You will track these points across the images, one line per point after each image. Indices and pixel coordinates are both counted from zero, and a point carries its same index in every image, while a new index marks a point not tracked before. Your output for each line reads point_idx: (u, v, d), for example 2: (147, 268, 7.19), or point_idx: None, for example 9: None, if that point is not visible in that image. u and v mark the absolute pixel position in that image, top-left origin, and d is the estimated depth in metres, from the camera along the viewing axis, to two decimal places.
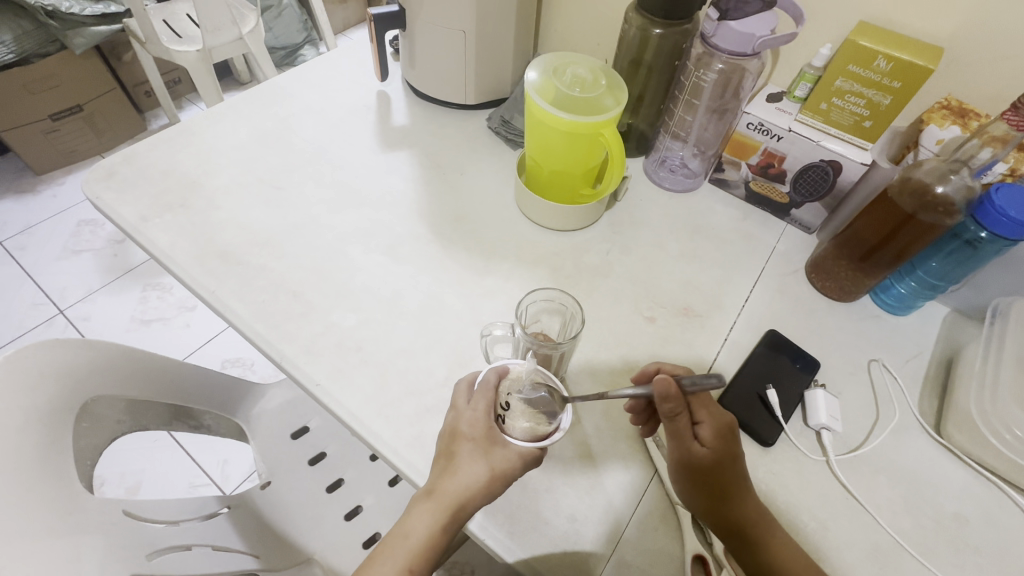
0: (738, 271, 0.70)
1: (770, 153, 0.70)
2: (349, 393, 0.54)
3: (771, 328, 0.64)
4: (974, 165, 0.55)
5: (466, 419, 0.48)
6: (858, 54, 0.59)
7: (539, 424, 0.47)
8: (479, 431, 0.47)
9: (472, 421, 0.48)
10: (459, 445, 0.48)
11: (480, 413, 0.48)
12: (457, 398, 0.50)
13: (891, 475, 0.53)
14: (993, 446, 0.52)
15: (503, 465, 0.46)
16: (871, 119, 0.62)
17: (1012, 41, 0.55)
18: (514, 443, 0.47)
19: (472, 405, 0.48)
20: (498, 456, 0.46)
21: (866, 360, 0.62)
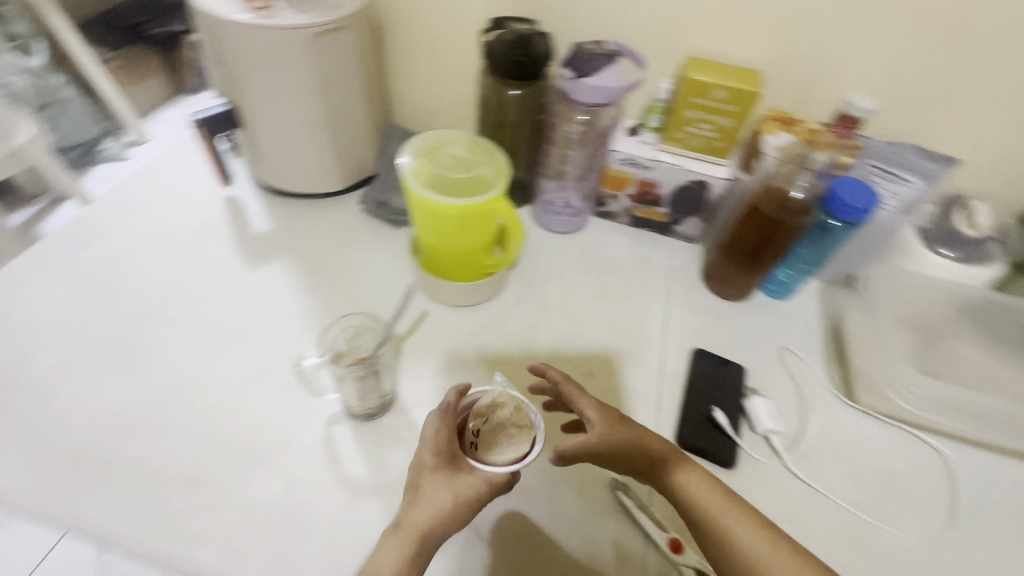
0: (649, 300, 0.73)
1: (644, 182, 0.74)
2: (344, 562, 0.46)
3: (696, 347, 0.67)
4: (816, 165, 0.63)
5: (415, 450, 0.47)
6: (698, 87, 0.65)
7: (518, 448, 0.46)
8: (435, 460, 0.46)
9: (425, 448, 0.46)
10: (420, 476, 0.46)
11: (423, 441, 0.47)
12: (423, 429, 0.48)
13: (832, 454, 0.59)
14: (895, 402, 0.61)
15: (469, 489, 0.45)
16: (721, 139, 0.68)
17: (808, 58, 0.65)
18: (490, 468, 0.45)
19: (429, 432, 0.47)
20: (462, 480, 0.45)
21: (778, 351, 0.69)
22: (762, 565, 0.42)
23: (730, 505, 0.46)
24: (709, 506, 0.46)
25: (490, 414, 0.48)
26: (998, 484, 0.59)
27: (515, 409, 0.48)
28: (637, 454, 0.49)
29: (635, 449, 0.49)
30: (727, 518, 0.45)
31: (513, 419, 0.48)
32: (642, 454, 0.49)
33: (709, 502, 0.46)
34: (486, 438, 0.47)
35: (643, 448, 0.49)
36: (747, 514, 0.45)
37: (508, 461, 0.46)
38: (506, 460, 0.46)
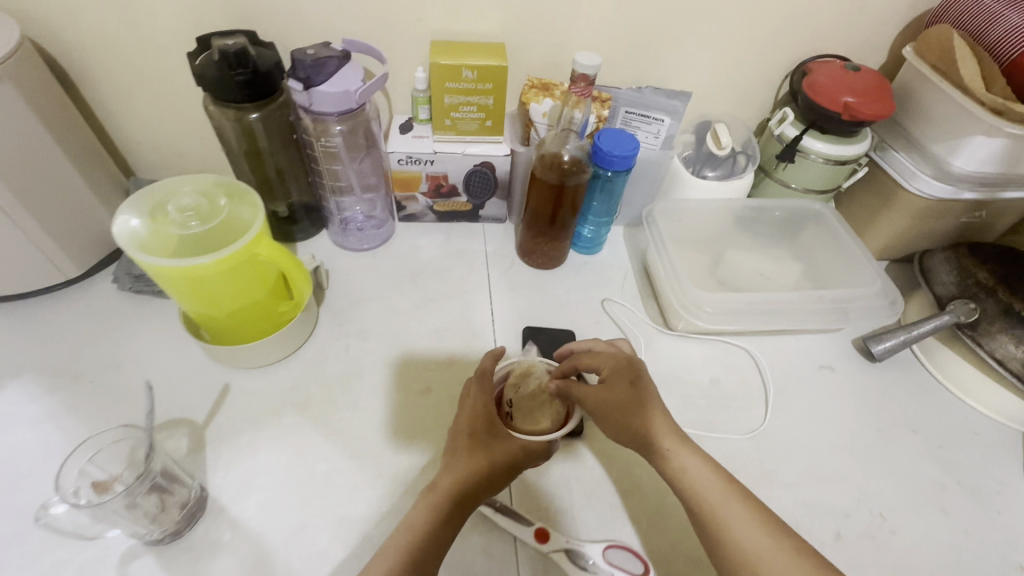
0: (472, 293, 0.71)
1: (433, 177, 0.72)
2: None
3: (527, 326, 0.67)
4: (576, 125, 0.66)
5: (464, 414, 0.50)
6: (447, 71, 0.62)
7: (541, 422, 0.52)
8: (477, 426, 0.49)
9: (468, 415, 0.50)
10: (456, 442, 0.49)
11: (477, 402, 0.50)
12: (466, 392, 0.52)
13: (663, 384, 0.64)
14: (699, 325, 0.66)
15: (480, 471, 0.47)
16: (489, 118, 0.67)
17: (546, 21, 0.66)
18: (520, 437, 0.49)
19: (470, 397, 0.51)
20: (471, 462, 0.47)
21: (599, 304, 0.71)
22: (748, 551, 0.43)
23: (721, 486, 0.46)
24: (708, 485, 0.47)
25: (519, 390, 0.55)
26: (793, 361, 0.68)
27: (541, 382, 0.55)
28: (635, 426, 0.50)
29: (636, 430, 0.50)
30: (725, 509, 0.45)
31: (531, 405, 0.54)
32: (622, 421, 0.50)
33: (706, 487, 0.46)
34: (516, 413, 0.53)
35: (632, 424, 0.50)
36: (743, 501, 0.46)
37: (531, 433, 0.52)
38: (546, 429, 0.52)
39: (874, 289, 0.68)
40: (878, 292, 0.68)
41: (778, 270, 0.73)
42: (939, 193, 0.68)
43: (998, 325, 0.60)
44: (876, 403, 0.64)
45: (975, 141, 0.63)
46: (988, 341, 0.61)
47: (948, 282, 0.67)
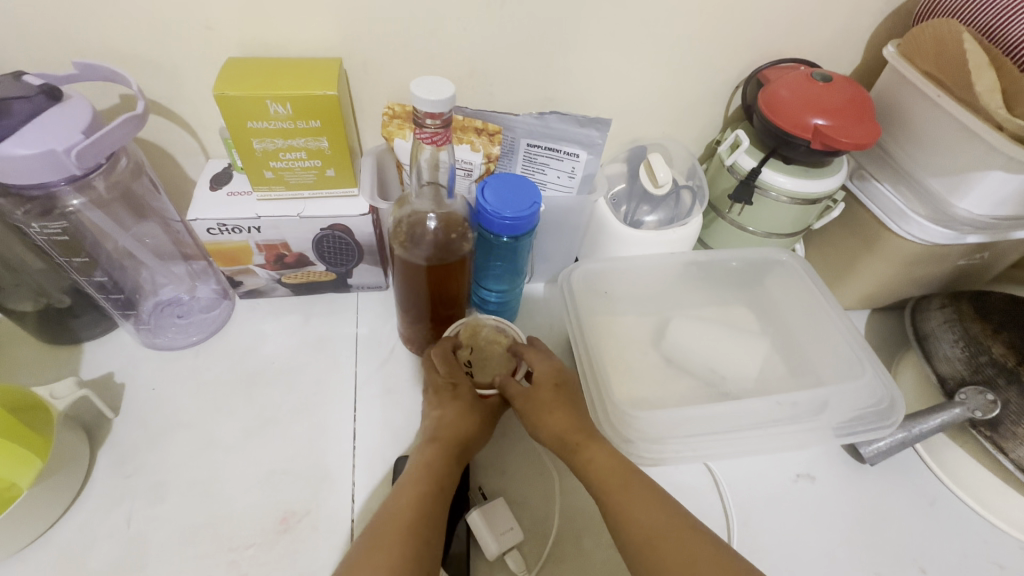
0: (331, 403, 0.52)
1: (266, 246, 0.52)
2: None
3: (402, 453, 0.48)
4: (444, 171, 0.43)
5: (428, 378, 0.47)
6: (242, 107, 0.42)
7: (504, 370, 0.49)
8: (441, 380, 0.46)
9: (433, 378, 0.46)
10: (429, 407, 0.46)
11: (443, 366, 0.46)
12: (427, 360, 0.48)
13: (592, 528, 0.46)
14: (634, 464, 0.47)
15: (456, 434, 0.43)
16: (329, 166, 0.48)
17: (397, 23, 0.46)
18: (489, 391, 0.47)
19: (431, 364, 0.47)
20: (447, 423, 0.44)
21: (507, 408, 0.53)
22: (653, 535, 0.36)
23: (625, 473, 0.40)
24: (612, 473, 0.40)
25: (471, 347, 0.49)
26: (763, 473, 0.51)
27: (492, 336, 0.50)
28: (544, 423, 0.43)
29: (539, 420, 0.43)
30: (631, 493, 0.39)
31: (491, 354, 0.49)
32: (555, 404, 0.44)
33: (610, 472, 0.40)
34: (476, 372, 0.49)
35: (544, 418, 0.43)
36: (641, 484, 0.39)
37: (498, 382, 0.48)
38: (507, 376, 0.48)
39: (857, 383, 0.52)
40: (868, 385, 0.51)
41: (743, 365, 0.54)
42: (939, 240, 0.52)
43: None
44: (871, 529, 0.48)
45: (987, 178, 0.47)
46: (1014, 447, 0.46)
47: (952, 356, 0.51)
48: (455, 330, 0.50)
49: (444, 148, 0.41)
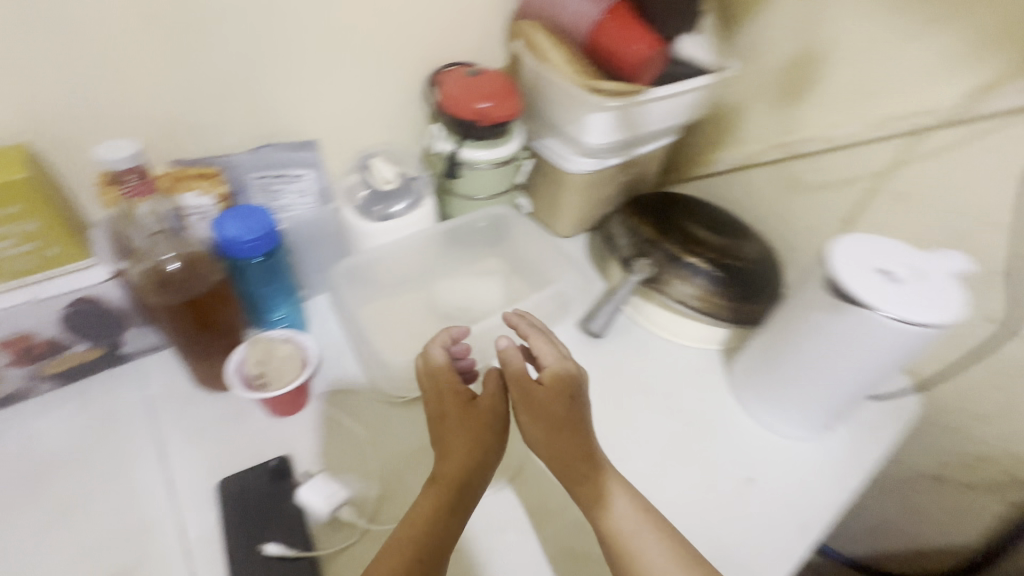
0: (137, 465, 0.53)
1: (8, 342, 0.51)
2: None
3: (222, 476, 0.52)
4: (162, 220, 0.51)
5: (443, 374, 0.52)
6: None
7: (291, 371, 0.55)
8: (450, 374, 0.52)
9: (445, 372, 0.52)
10: (436, 408, 0.52)
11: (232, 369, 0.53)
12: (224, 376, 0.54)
13: (410, 464, 0.56)
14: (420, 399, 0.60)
15: (461, 446, 0.49)
16: (47, 244, 0.49)
17: (79, 100, 0.50)
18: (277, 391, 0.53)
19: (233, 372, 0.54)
20: (456, 441, 0.49)
21: (318, 403, 0.60)
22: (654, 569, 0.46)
23: (596, 484, 0.50)
24: (575, 471, 0.50)
25: (263, 361, 0.55)
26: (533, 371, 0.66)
27: (278, 346, 0.56)
28: (580, 472, 0.50)
29: (598, 497, 0.49)
30: (613, 516, 0.49)
31: (278, 362, 0.55)
32: (576, 435, 0.50)
33: (631, 530, 0.48)
34: (269, 377, 0.54)
35: (546, 410, 0.51)
36: (653, 528, 0.48)
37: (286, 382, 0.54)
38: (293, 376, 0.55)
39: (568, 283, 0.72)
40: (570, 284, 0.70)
41: (491, 296, 0.72)
42: (592, 165, 0.73)
43: (669, 272, 0.66)
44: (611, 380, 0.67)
45: (593, 117, 0.65)
46: (668, 288, 0.67)
47: (624, 242, 0.72)
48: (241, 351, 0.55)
49: (150, 197, 0.50)
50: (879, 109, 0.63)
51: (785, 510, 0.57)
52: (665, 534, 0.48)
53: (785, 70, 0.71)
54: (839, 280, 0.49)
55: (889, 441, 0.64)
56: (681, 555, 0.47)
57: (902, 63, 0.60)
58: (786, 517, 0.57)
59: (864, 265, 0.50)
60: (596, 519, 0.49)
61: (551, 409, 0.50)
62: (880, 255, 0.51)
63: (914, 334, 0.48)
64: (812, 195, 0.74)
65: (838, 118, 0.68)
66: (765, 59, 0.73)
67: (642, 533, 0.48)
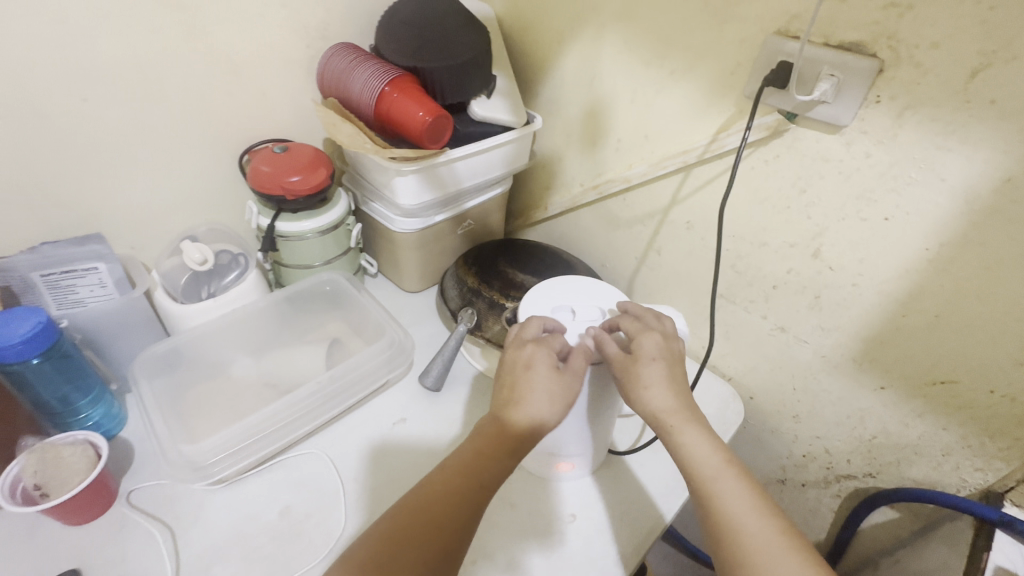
0: None
1: None
2: None
3: None
4: None
5: (530, 388, 0.48)
6: None
7: (71, 472, 0.53)
8: (517, 389, 0.48)
9: (525, 389, 0.48)
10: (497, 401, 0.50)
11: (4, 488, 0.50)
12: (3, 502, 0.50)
13: (220, 553, 0.54)
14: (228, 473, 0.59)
15: (511, 417, 0.48)
16: None
17: None
18: (68, 493, 0.51)
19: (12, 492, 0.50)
20: (518, 409, 0.48)
21: (124, 503, 0.57)
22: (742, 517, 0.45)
23: (722, 463, 0.48)
24: (705, 462, 0.48)
25: (42, 474, 0.52)
26: (366, 433, 0.66)
27: (65, 452, 0.53)
28: (676, 444, 0.49)
29: (668, 434, 0.50)
30: (719, 496, 0.46)
31: (64, 464, 0.53)
32: (663, 431, 0.50)
33: (705, 463, 0.48)
34: (49, 489, 0.52)
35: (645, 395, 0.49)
36: (735, 475, 0.47)
37: (74, 485, 0.52)
38: (80, 473, 0.53)
39: (388, 341, 0.71)
40: (391, 338, 0.71)
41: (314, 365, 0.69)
42: (416, 225, 0.76)
43: (491, 317, 0.69)
44: (446, 430, 0.67)
45: (398, 182, 0.68)
46: (490, 331, 0.69)
47: (454, 295, 0.74)
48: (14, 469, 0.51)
49: None
50: (656, 150, 0.70)
51: (607, 544, 0.58)
52: (702, 422, 0.50)
53: (583, 119, 0.77)
54: (523, 306, 0.55)
55: None
56: (715, 442, 0.49)
57: (661, 110, 0.67)
58: (607, 549, 0.57)
59: (554, 300, 0.54)
60: (636, 404, 0.50)
61: (676, 401, 0.50)
62: (577, 296, 0.55)
63: (601, 373, 0.50)
64: (626, 230, 0.80)
65: (630, 160, 0.74)
66: (565, 114, 0.79)
67: (675, 421, 0.49)
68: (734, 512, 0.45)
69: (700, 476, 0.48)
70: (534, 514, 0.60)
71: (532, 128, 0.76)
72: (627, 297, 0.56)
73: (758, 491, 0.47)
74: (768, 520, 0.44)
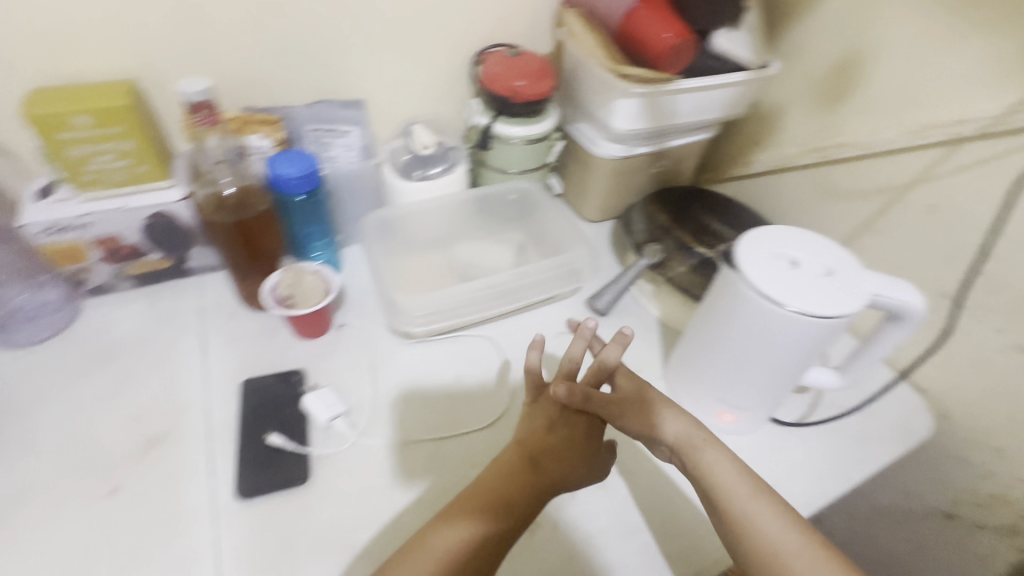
0: (184, 356, 0.63)
1: (101, 241, 0.62)
2: None
3: (246, 378, 0.61)
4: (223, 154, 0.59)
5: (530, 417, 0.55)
6: (46, 121, 0.53)
7: (310, 294, 0.63)
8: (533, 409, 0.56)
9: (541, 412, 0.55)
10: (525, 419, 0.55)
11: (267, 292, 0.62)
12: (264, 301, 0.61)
13: (407, 395, 0.62)
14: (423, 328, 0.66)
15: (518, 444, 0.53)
16: (140, 164, 0.60)
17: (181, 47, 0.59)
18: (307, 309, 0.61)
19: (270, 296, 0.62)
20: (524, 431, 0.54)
21: (338, 332, 0.68)
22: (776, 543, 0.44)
23: (750, 480, 0.48)
24: (734, 483, 0.48)
25: (291, 288, 0.63)
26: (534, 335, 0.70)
27: (307, 277, 0.64)
28: (695, 462, 0.50)
29: (679, 449, 0.52)
30: (748, 513, 0.46)
31: (306, 286, 0.63)
32: (688, 447, 0.51)
33: (734, 483, 0.48)
34: (295, 302, 0.63)
35: (636, 418, 0.53)
36: (765, 497, 0.47)
37: (311, 304, 0.62)
38: (315, 297, 0.63)
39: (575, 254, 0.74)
40: (576, 253, 0.74)
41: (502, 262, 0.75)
42: (618, 152, 0.76)
43: (678, 260, 0.68)
44: None
45: (619, 104, 0.68)
46: (671, 274, 0.69)
47: (641, 229, 0.73)
48: (274, 279, 0.63)
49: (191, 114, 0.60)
50: (924, 116, 0.61)
51: None
52: (724, 444, 0.51)
53: (833, 70, 0.69)
54: (735, 244, 0.51)
55: (880, 455, 0.63)
56: (740, 466, 0.49)
57: (951, 69, 0.57)
58: None
59: (776, 248, 0.50)
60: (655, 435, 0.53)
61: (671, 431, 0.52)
62: (803, 249, 0.50)
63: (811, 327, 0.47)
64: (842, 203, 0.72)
65: (879, 124, 0.65)
66: (811, 63, 0.72)
67: (696, 442, 0.51)
68: (765, 533, 0.45)
69: (731, 498, 0.47)
70: None
71: (767, 71, 0.69)
72: (861, 264, 0.49)
73: (791, 515, 0.46)
74: (803, 544, 0.44)
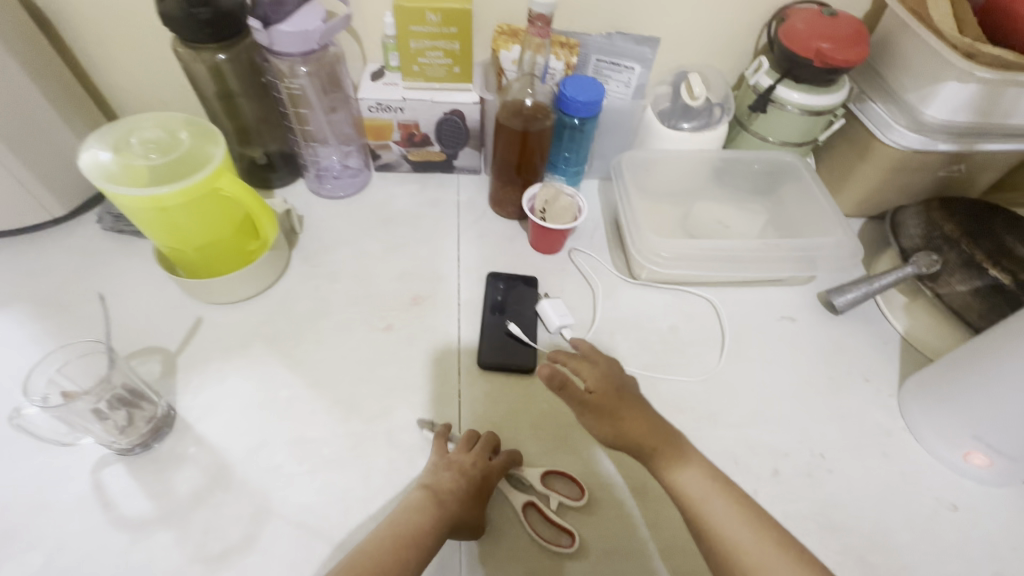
0: (441, 239, 0.73)
1: (404, 125, 0.73)
2: (236, 542, 0.47)
3: (491, 271, 0.69)
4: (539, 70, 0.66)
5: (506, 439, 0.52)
6: (408, 14, 0.64)
7: (562, 213, 0.68)
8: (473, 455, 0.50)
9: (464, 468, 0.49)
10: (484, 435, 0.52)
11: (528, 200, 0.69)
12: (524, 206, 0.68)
13: (623, 329, 0.65)
14: (658, 271, 0.67)
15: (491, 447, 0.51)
16: (456, 65, 0.69)
17: None
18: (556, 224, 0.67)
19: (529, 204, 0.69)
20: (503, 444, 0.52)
21: (568, 255, 0.72)
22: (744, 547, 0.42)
23: (718, 485, 0.46)
24: (699, 487, 0.46)
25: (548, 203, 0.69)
26: (756, 313, 0.68)
27: (563, 198, 0.69)
28: (660, 469, 0.47)
29: (652, 456, 0.48)
30: (719, 519, 0.44)
31: (560, 205, 0.69)
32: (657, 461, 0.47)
33: (705, 495, 0.45)
34: (547, 215, 0.68)
35: (627, 423, 0.49)
36: (731, 501, 0.45)
37: (560, 223, 0.67)
38: (564, 217, 0.68)
39: (839, 240, 0.68)
40: (840, 241, 0.68)
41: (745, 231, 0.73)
42: (914, 144, 0.66)
43: (957, 276, 0.60)
44: (834, 354, 0.65)
45: (949, 87, 0.62)
46: (943, 290, 0.61)
47: (914, 235, 0.65)
48: (535, 190, 0.69)
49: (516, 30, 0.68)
50: None
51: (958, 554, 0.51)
52: (692, 449, 0.48)
53: None
54: None
55: None
56: (710, 472, 0.47)
57: None
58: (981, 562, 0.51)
59: None
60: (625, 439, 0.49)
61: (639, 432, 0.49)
62: None
63: None
64: None
65: None
66: None
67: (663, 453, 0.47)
68: (737, 536, 0.43)
69: (695, 506, 0.45)
70: (902, 477, 0.56)
71: None
72: None
73: (760, 519, 0.44)
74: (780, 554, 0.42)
